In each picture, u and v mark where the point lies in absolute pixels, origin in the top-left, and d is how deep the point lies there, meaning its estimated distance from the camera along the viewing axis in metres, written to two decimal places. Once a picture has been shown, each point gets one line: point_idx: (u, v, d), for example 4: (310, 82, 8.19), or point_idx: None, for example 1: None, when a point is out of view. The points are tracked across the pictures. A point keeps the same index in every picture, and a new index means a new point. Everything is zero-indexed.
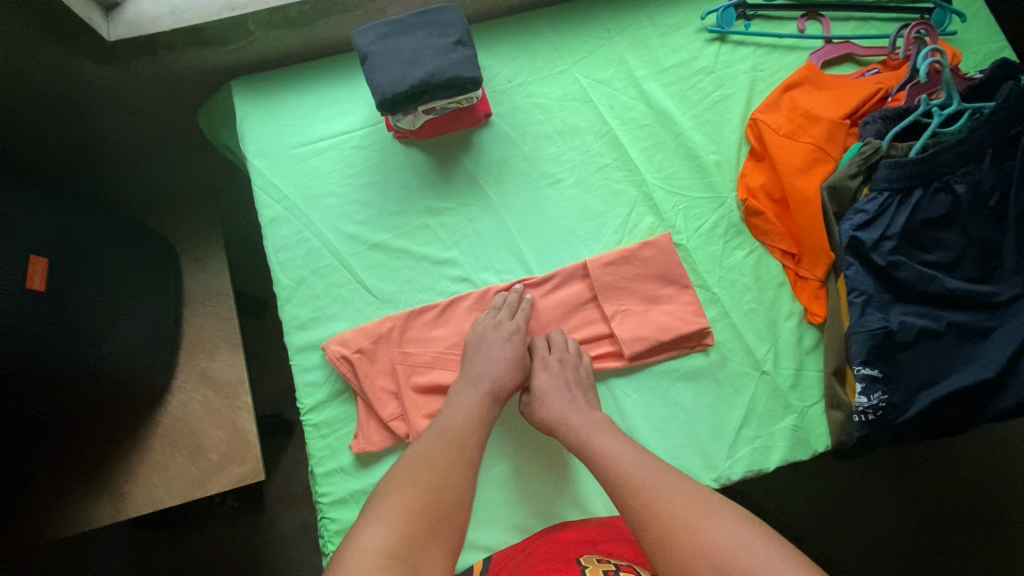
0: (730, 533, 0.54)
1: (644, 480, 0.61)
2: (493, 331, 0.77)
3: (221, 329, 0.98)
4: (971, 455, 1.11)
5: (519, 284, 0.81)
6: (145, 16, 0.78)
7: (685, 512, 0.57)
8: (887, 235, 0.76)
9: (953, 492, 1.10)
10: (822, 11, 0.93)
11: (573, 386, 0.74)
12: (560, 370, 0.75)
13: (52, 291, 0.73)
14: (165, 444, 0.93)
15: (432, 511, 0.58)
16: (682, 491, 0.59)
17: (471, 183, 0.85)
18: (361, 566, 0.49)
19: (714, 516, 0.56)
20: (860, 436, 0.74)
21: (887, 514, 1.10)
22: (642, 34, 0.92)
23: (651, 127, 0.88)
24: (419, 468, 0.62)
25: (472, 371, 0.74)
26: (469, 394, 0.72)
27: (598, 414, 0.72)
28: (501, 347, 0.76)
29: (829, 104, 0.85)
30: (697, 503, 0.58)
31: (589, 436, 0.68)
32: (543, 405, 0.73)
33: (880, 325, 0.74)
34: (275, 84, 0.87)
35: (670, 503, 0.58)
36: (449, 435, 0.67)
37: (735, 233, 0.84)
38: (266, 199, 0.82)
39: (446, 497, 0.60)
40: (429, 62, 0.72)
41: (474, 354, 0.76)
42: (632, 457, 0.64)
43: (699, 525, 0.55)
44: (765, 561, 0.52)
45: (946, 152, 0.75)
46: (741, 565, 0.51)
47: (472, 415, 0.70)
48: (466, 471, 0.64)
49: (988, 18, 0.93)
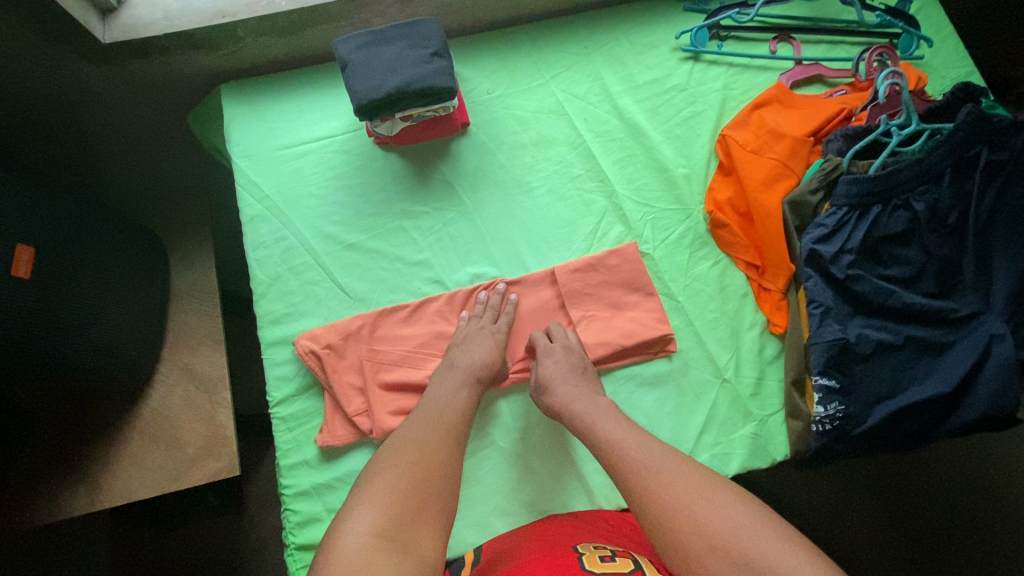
0: (731, 514, 0.56)
1: (646, 463, 0.63)
2: (472, 327, 0.79)
3: (205, 326, 1.01)
4: (952, 479, 1.10)
5: (502, 285, 0.83)
6: (140, 21, 0.82)
7: (685, 492, 0.59)
8: (845, 249, 0.78)
9: (929, 501, 1.10)
10: (793, 34, 0.96)
11: (575, 371, 0.75)
12: (563, 355, 0.77)
13: (38, 279, 0.76)
14: (143, 437, 0.95)
15: (419, 487, 0.59)
16: (682, 473, 0.61)
17: (447, 189, 0.87)
18: (350, 549, 0.52)
19: (716, 498, 0.58)
20: (818, 446, 0.75)
21: (866, 537, 1.09)
22: (619, 51, 0.96)
23: (624, 141, 0.91)
24: (406, 449, 0.63)
25: (453, 360, 0.75)
26: (455, 378, 0.73)
27: (600, 400, 0.73)
28: (488, 339, 0.77)
29: (796, 122, 0.88)
30: (700, 483, 0.60)
31: (595, 421, 0.70)
32: (549, 393, 0.74)
33: (837, 336, 0.75)
34: (263, 90, 0.90)
35: (671, 486, 0.60)
36: (436, 417, 0.68)
37: (701, 244, 0.86)
38: (248, 198, 0.85)
39: (433, 474, 0.61)
40: (406, 72, 0.76)
41: (463, 343, 0.77)
42: (635, 440, 0.66)
43: (700, 506, 0.57)
44: (765, 538, 0.54)
45: (905, 170, 0.77)
46: (742, 548, 0.53)
47: (459, 393, 0.72)
48: (453, 446, 0.65)
49: (956, 44, 0.95)
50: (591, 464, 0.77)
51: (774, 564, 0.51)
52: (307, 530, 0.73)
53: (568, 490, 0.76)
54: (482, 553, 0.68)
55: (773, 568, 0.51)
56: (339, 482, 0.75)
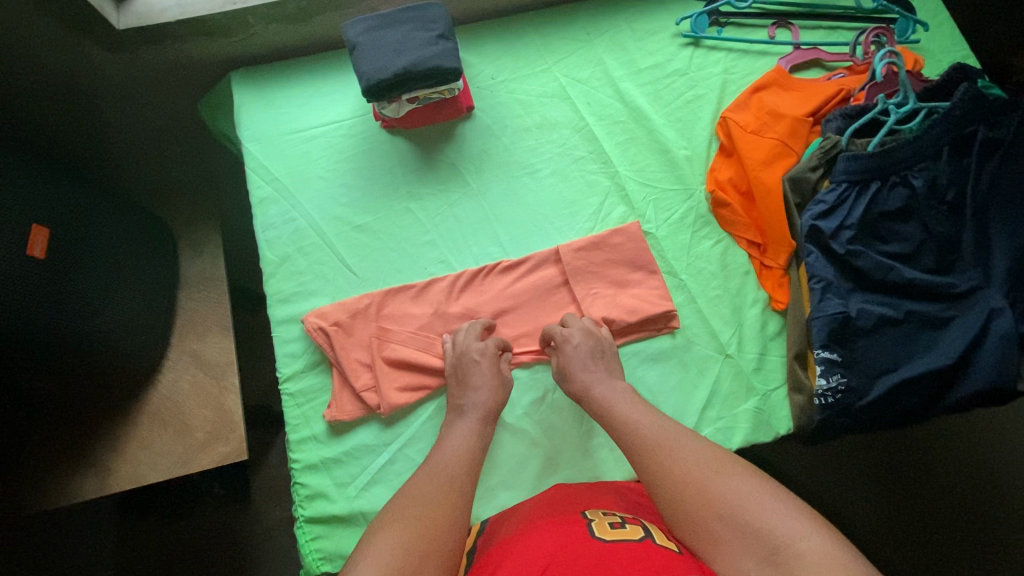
0: (741, 487, 0.58)
1: (661, 442, 0.65)
2: (468, 361, 0.76)
3: (213, 312, 1.02)
4: (965, 467, 1.10)
5: (476, 315, 0.82)
6: (153, 9, 0.85)
7: (699, 470, 0.61)
8: (845, 225, 0.79)
9: (934, 470, 1.10)
10: (791, 20, 0.98)
11: (595, 356, 0.76)
12: (582, 339, 0.77)
13: (51, 261, 0.77)
14: (152, 421, 0.96)
15: (417, 538, 0.56)
16: (696, 452, 0.63)
17: (452, 171, 0.89)
18: None
19: (726, 472, 0.60)
20: (820, 419, 0.76)
21: (879, 525, 1.08)
22: (621, 38, 0.97)
23: (626, 124, 0.92)
24: (410, 505, 0.60)
25: (460, 403, 0.74)
26: (466, 424, 0.72)
27: (619, 385, 0.74)
28: (489, 376, 0.75)
29: (795, 103, 0.89)
30: (713, 461, 0.62)
31: (612, 403, 0.72)
32: (569, 377, 0.75)
33: (838, 310, 0.76)
34: (271, 77, 0.92)
35: (686, 465, 0.62)
36: (443, 474, 0.65)
37: (703, 224, 0.88)
38: (258, 180, 0.86)
39: (437, 521, 0.59)
40: (412, 53, 0.78)
41: (465, 383, 0.75)
42: (651, 421, 0.68)
43: (711, 481, 0.59)
44: (773, 510, 0.55)
45: (902, 148, 0.79)
46: (750, 517, 0.55)
47: (466, 442, 0.69)
48: (458, 501, 0.62)
49: (951, 29, 0.97)
50: (598, 439, 0.79)
51: (782, 533, 0.53)
52: (316, 504, 0.74)
53: (574, 466, 0.77)
54: (488, 525, 0.69)
55: (779, 535, 0.53)
56: (347, 456, 0.76)
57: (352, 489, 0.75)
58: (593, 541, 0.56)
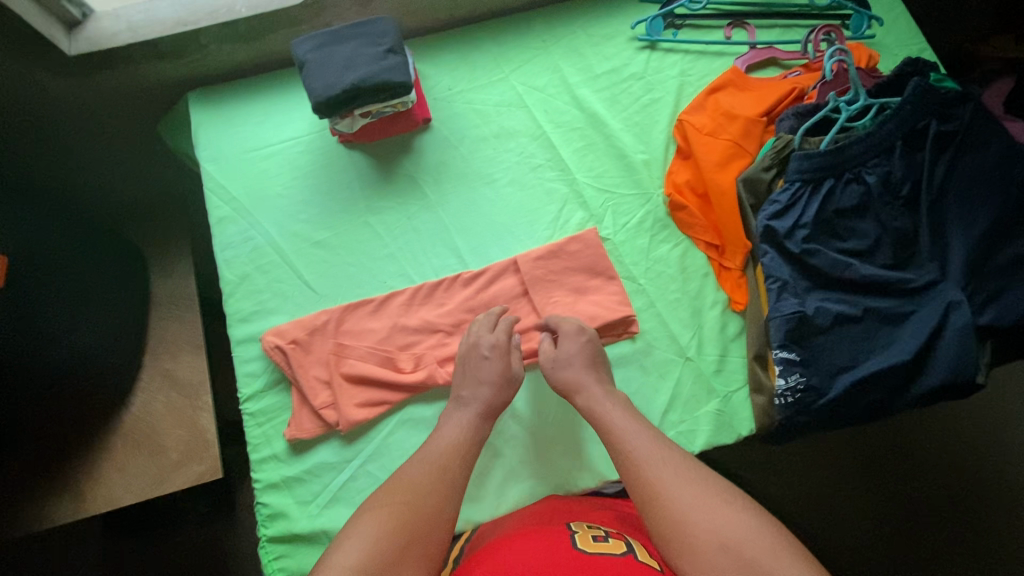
0: (747, 520, 0.57)
1: (666, 461, 0.64)
2: (477, 355, 0.76)
3: (185, 332, 1.02)
4: (948, 453, 1.10)
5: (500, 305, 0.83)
6: (103, 33, 0.86)
7: (707, 496, 0.60)
8: (800, 224, 0.79)
9: (915, 457, 1.11)
10: (746, 19, 0.99)
11: (587, 355, 0.76)
12: (577, 339, 0.77)
13: (11, 289, 0.78)
14: (127, 444, 0.96)
15: (411, 529, 0.58)
16: (702, 478, 0.62)
17: (411, 183, 0.89)
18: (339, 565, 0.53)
19: (734, 503, 0.59)
20: (783, 419, 0.76)
21: (865, 516, 1.08)
22: (577, 44, 0.98)
23: (583, 130, 0.92)
24: (397, 490, 0.62)
25: (462, 393, 0.74)
26: (460, 416, 0.72)
27: (611, 386, 0.75)
28: (496, 371, 0.75)
29: (749, 103, 0.89)
30: (718, 490, 0.61)
31: (609, 405, 0.72)
32: (562, 374, 0.75)
33: (795, 309, 0.76)
34: (226, 96, 0.93)
35: (692, 489, 0.61)
36: (434, 461, 0.66)
37: (661, 228, 0.88)
38: (215, 201, 0.86)
39: (428, 524, 0.60)
40: (361, 69, 0.78)
41: (471, 377, 0.75)
42: (653, 436, 0.68)
43: (717, 509, 0.58)
44: (777, 550, 0.54)
45: (855, 144, 0.80)
46: (754, 553, 0.54)
47: (461, 433, 0.70)
48: (448, 494, 0.63)
49: (907, 22, 0.97)
50: (561, 448, 0.78)
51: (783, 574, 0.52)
52: (277, 524, 0.74)
53: (539, 476, 0.77)
54: (474, 538, 0.70)
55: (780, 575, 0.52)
56: (309, 474, 0.76)
57: (315, 508, 0.75)
58: (578, 548, 0.56)
